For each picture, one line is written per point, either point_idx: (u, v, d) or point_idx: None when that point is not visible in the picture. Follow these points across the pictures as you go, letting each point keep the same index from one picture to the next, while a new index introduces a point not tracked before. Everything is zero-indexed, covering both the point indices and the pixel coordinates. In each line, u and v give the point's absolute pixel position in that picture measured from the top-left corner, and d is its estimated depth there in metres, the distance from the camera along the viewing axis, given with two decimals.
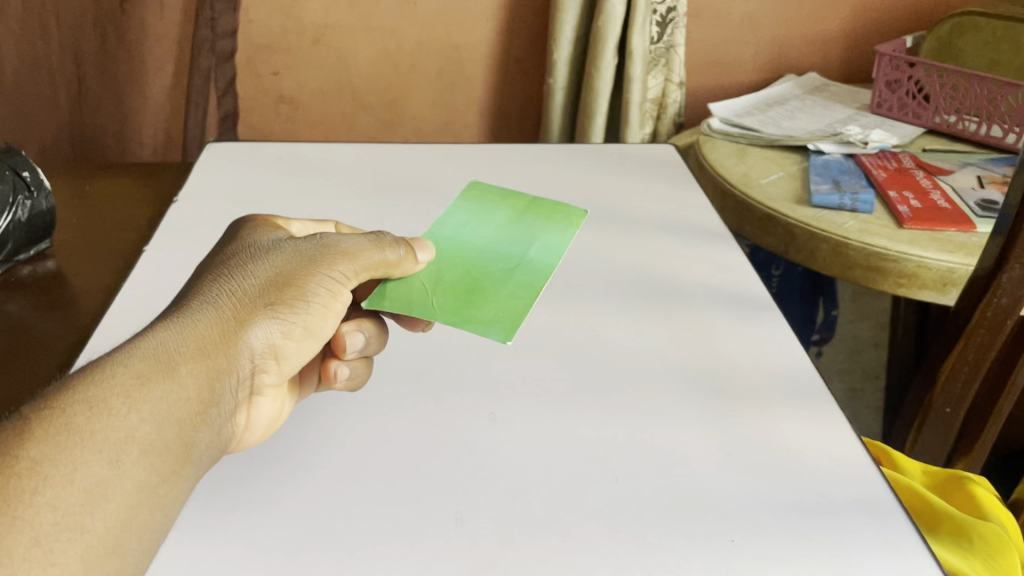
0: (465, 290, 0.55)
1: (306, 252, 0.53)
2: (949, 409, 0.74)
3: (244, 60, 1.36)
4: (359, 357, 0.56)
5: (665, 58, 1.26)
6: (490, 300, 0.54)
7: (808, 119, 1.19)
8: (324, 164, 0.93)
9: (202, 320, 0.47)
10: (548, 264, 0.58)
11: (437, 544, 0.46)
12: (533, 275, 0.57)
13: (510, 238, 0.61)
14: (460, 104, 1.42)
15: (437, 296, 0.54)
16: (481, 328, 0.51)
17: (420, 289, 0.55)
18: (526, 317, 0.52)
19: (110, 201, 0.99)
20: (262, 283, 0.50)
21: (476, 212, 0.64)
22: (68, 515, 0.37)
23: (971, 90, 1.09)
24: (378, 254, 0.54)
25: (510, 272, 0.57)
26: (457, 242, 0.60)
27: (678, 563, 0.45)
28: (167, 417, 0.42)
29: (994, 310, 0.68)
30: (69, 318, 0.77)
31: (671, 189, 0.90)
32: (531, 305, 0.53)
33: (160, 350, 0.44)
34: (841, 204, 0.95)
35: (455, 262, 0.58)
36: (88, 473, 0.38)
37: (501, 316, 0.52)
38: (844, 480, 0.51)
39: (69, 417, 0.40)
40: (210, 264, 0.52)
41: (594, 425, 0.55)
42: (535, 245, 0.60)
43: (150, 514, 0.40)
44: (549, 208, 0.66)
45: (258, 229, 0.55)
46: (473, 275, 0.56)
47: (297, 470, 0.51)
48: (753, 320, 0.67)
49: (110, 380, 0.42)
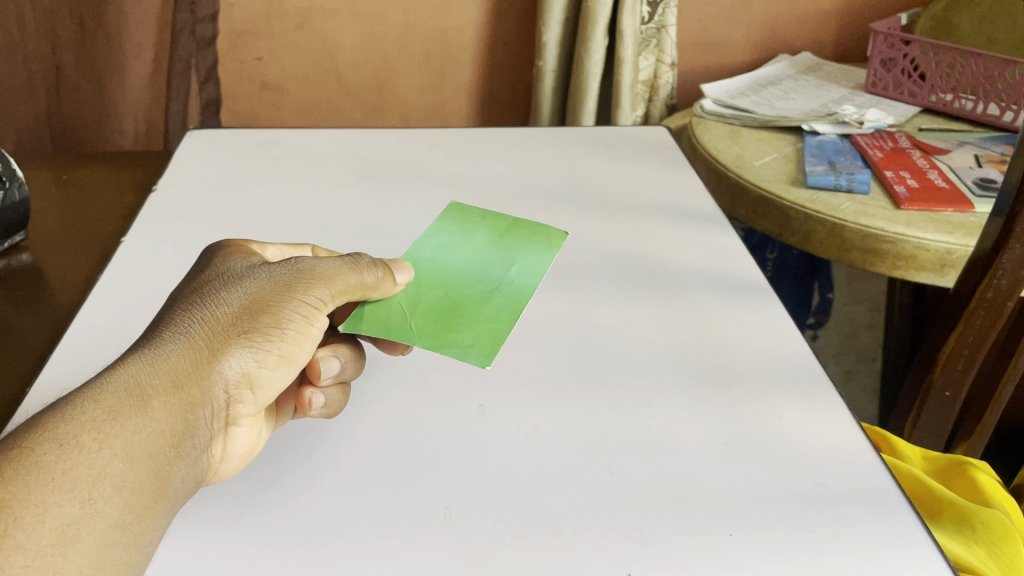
0: (444, 313, 0.53)
1: (280, 278, 0.51)
2: (948, 393, 0.73)
3: (225, 46, 1.33)
4: (335, 382, 0.52)
5: (656, 39, 1.23)
6: (469, 323, 0.52)
7: (802, 99, 1.17)
8: (308, 151, 0.91)
9: (173, 351, 0.45)
10: (528, 286, 0.56)
11: (424, 546, 0.44)
12: (513, 297, 0.55)
13: (490, 258, 0.59)
14: (448, 88, 1.39)
15: (416, 319, 0.52)
16: (461, 352, 0.49)
17: (399, 311, 0.53)
18: (504, 340, 0.51)
19: (87, 191, 0.97)
20: (235, 311, 0.48)
21: (455, 233, 0.62)
22: (40, 557, 0.36)
23: (967, 67, 1.07)
24: (355, 276, 0.52)
25: (489, 294, 0.55)
26: (435, 263, 0.58)
27: (676, 560, 0.43)
28: (140, 452, 0.41)
29: (993, 292, 0.66)
30: (45, 313, 0.74)
31: (662, 172, 0.88)
32: (512, 329, 0.52)
33: (131, 384, 0.43)
34: (837, 185, 0.93)
35: (435, 284, 0.56)
36: (59, 512, 0.38)
37: (480, 340, 0.51)
38: (845, 470, 0.50)
39: (39, 455, 0.39)
40: (182, 294, 0.50)
41: (590, 416, 0.53)
42: (514, 267, 0.59)
43: (126, 552, 0.39)
44: (527, 229, 0.64)
45: (232, 255, 0.53)
46: (452, 297, 0.55)
47: (283, 468, 0.49)
48: (749, 306, 0.65)
49: (81, 414, 0.41)
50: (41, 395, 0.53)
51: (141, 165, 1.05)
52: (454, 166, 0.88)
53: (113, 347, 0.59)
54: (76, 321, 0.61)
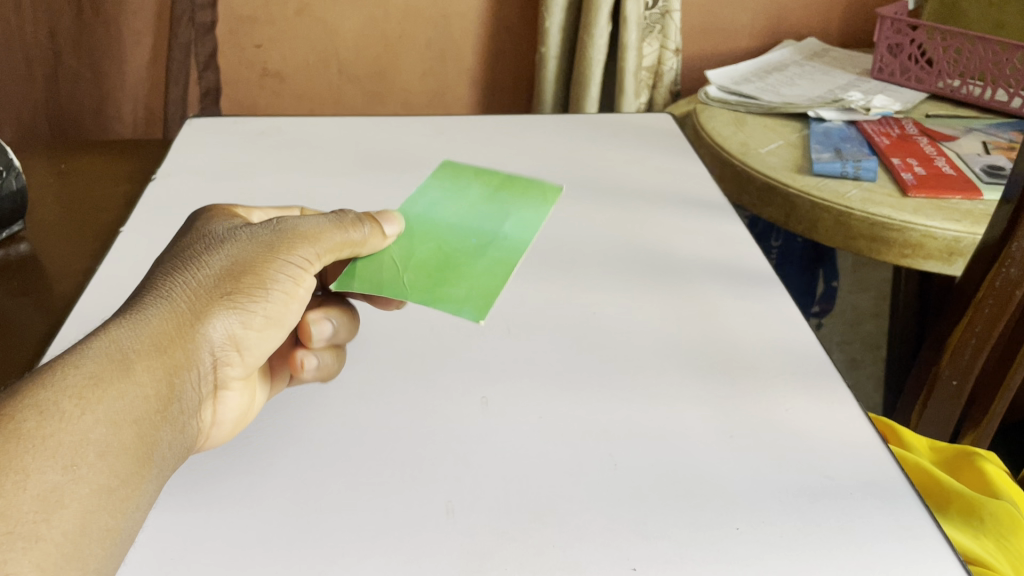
0: (437, 267, 0.52)
1: (264, 238, 0.50)
2: (955, 381, 0.72)
3: (225, 33, 1.31)
4: (328, 345, 0.54)
5: (660, 25, 1.22)
6: (464, 277, 0.51)
7: (807, 85, 1.16)
8: (308, 139, 0.90)
9: (157, 316, 0.45)
10: (523, 238, 0.54)
11: (424, 540, 0.43)
12: (508, 251, 0.53)
13: (484, 211, 0.57)
14: (451, 74, 1.38)
15: (409, 274, 0.51)
16: (455, 307, 0.48)
17: (390, 267, 0.52)
18: (500, 291, 0.49)
19: (87, 180, 0.96)
20: (219, 274, 0.48)
21: (447, 187, 0.60)
22: (22, 525, 0.35)
23: (975, 52, 1.06)
24: (340, 234, 0.51)
25: (483, 248, 0.53)
26: (428, 218, 0.57)
27: (682, 554, 0.43)
28: (124, 417, 0.41)
29: (1002, 281, 0.65)
30: (42, 303, 0.74)
31: (667, 159, 0.87)
32: (506, 282, 0.50)
33: (113, 349, 0.42)
34: (844, 172, 0.93)
35: (428, 238, 0.55)
36: (42, 479, 0.37)
37: (475, 294, 0.49)
38: (855, 463, 0.49)
39: (19, 422, 0.38)
40: (165, 257, 0.49)
41: (597, 409, 0.52)
42: (510, 220, 0.56)
43: (112, 517, 0.39)
44: (521, 183, 0.61)
45: (214, 218, 0.52)
46: (446, 251, 0.53)
47: (279, 461, 0.48)
48: (755, 295, 0.65)
49: (62, 381, 0.40)
50: None
51: (142, 153, 1.04)
52: (455, 154, 0.87)
53: None
54: (73, 312, 0.61)
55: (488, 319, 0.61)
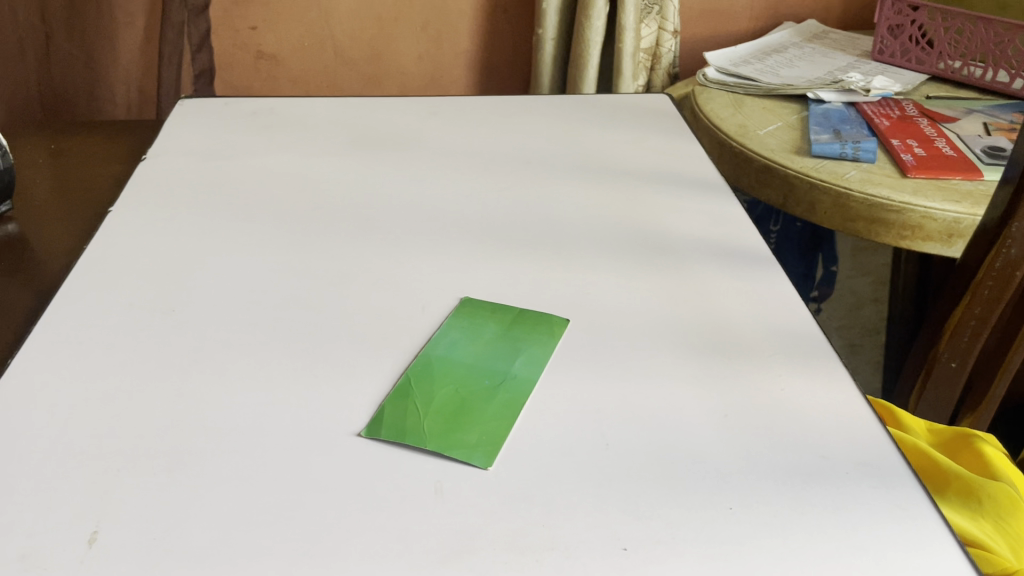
0: (453, 413, 0.50)
1: None
2: (955, 364, 0.71)
3: (219, 14, 1.30)
4: None
5: (658, 6, 1.21)
6: (477, 422, 0.49)
7: (807, 66, 1.15)
8: (301, 119, 0.89)
9: None
10: (530, 377, 0.52)
11: (413, 518, 0.43)
12: (516, 392, 0.51)
13: (498, 353, 0.55)
14: (447, 57, 1.37)
15: (429, 421, 0.49)
16: (465, 454, 0.46)
17: (411, 410, 0.49)
18: (509, 436, 0.48)
19: (78, 161, 0.95)
20: None
21: (465, 326, 0.57)
22: None
23: (977, 33, 1.05)
24: None
25: (493, 390, 0.52)
26: (447, 362, 0.54)
27: (674, 534, 0.42)
28: None
29: (1002, 262, 0.64)
30: (29, 279, 0.72)
31: (665, 140, 0.86)
32: (514, 427, 0.48)
33: None
34: (843, 153, 0.92)
35: (445, 378, 0.53)
36: None
37: (485, 439, 0.47)
38: (851, 443, 0.48)
39: None
40: None
41: (591, 389, 0.51)
42: (520, 358, 0.54)
43: None
44: (532, 313, 0.58)
45: None
46: (461, 393, 0.51)
47: (266, 437, 0.47)
48: (751, 275, 0.64)
49: None
50: (17, 370, 0.52)
51: (133, 134, 1.03)
52: (448, 134, 0.86)
53: (97, 317, 0.57)
54: (60, 291, 0.60)
55: (481, 298, 0.60)
